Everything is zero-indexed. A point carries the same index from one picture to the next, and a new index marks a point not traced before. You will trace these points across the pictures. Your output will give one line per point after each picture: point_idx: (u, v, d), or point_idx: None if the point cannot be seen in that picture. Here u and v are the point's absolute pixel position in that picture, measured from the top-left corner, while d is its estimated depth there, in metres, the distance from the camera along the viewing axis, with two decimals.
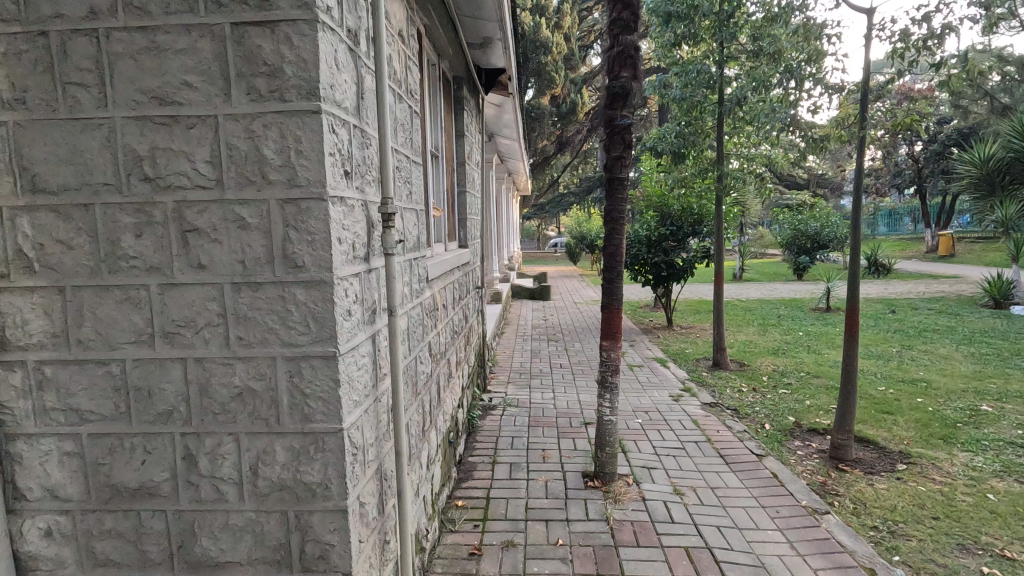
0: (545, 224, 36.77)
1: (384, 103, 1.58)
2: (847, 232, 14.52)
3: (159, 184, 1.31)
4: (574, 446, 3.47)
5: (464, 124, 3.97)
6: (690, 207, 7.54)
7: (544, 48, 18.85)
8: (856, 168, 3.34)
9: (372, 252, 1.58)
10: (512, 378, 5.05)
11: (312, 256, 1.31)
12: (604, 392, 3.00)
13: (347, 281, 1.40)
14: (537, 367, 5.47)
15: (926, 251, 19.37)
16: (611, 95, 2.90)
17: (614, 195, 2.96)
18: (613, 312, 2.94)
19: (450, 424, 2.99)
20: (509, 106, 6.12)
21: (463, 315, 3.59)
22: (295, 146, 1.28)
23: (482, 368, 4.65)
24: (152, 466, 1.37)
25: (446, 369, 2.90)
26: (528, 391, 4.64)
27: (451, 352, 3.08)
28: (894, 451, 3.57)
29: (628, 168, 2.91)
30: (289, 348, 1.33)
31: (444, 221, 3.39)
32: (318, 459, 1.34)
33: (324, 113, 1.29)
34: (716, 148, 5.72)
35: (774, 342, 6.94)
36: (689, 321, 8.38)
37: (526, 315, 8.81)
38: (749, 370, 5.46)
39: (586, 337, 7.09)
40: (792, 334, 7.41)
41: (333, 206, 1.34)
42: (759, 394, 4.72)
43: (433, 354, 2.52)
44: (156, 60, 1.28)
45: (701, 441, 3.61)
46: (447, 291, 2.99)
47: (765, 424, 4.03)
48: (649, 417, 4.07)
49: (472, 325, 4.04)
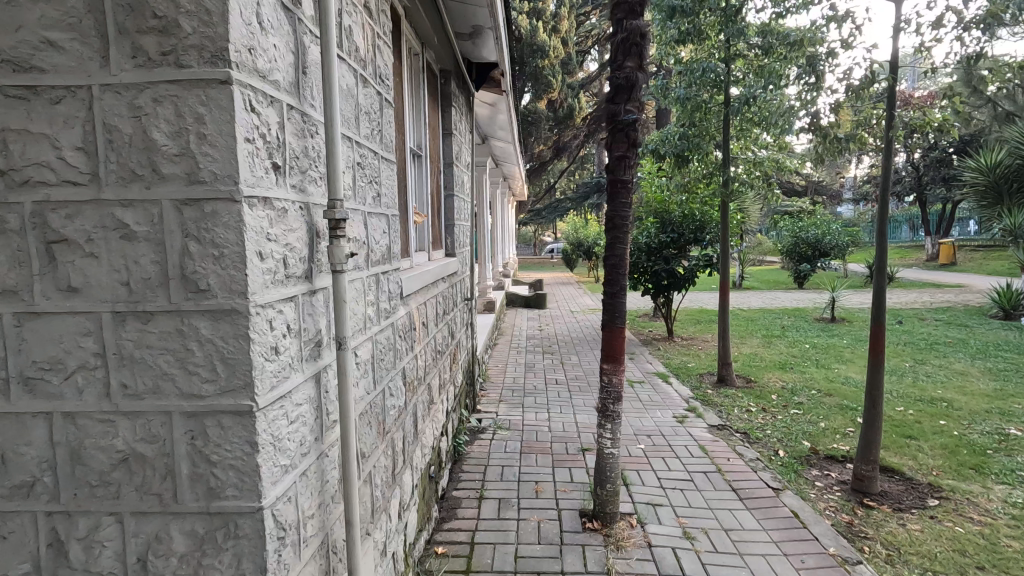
0: (542, 229, 36.47)
1: (332, 80, 1.24)
2: (849, 239, 14.25)
3: (12, 179, 0.96)
4: (571, 478, 3.13)
5: (452, 123, 3.65)
6: (692, 214, 7.23)
7: (541, 52, 18.54)
8: (883, 173, 3.00)
9: (315, 268, 1.24)
10: (504, 395, 4.71)
11: (219, 277, 0.97)
12: (604, 422, 2.66)
13: (274, 309, 1.06)
14: (532, 383, 5.13)
15: (927, 259, 19.13)
16: (615, 87, 2.57)
17: (616, 201, 2.63)
18: (615, 332, 2.61)
19: (431, 457, 2.65)
20: (503, 106, 5.79)
21: (448, 332, 3.25)
22: (196, 128, 0.94)
23: (472, 387, 4.30)
24: (8, 555, 1.02)
25: (426, 396, 2.56)
26: (522, 412, 4.30)
27: (433, 376, 2.73)
28: (923, 483, 3.24)
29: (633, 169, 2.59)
30: (191, 400, 0.99)
31: (427, 227, 3.07)
32: (229, 548, 1.01)
33: (238, 84, 0.96)
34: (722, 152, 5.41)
35: (781, 355, 6.62)
36: (690, 332, 8.06)
37: (521, 325, 8.46)
38: (756, 388, 5.13)
39: (583, 350, 6.75)
40: (798, 347, 7.10)
41: (254, 210, 1.00)
42: (769, 415, 4.40)
43: (408, 381, 2.18)
44: (8, 10, 0.94)
45: (710, 471, 3.28)
46: (428, 308, 2.66)
47: (779, 450, 3.70)
48: (652, 443, 3.73)
49: (459, 340, 3.70)
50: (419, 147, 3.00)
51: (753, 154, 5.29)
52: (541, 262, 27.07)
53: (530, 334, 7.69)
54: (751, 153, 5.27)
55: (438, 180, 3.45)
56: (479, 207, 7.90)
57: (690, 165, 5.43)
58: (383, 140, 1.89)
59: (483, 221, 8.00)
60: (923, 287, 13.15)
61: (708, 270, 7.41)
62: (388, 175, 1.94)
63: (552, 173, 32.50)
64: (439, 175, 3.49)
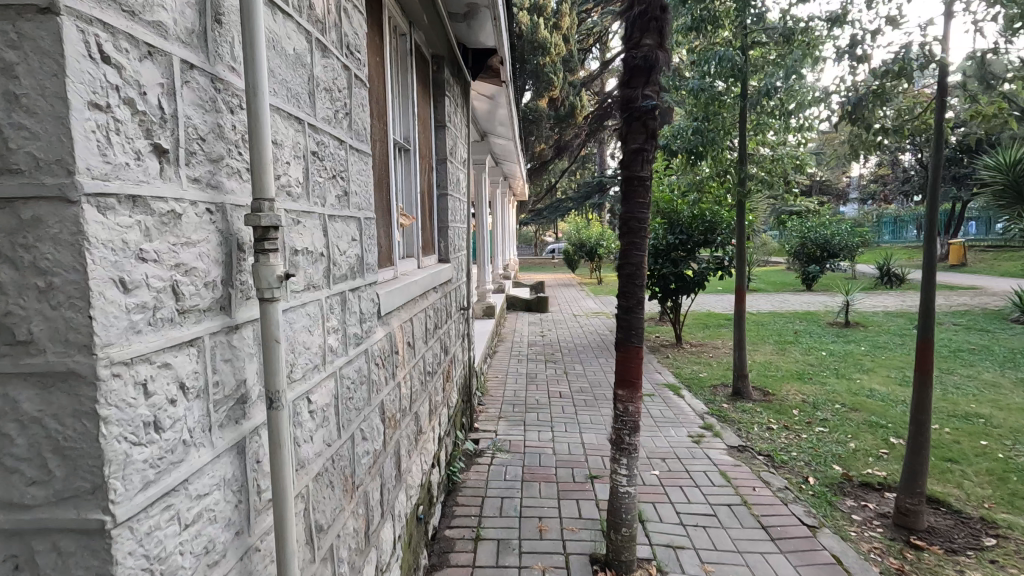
0: (543, 229, 36.09)
1: (255, 31, 0.88)
2: (858, 240, 13.88)
3: None
4: (579, 514, 2.78)
5: (446, 114, 3.30)
6: (702, 215, 6.87)
7: (542, 50, 18.16)
8: (934, 169, 2.64)
9: (232, 295, 0.88)
10: (504, 411, 4.36)
11: (49, 321, 0.61)
12: (619, 457, 2.31)
13: (153, 362, 0.71)
14: (534, 397, 4.77)
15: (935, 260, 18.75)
16: (631, 68, 2.21)
17: (631, 201, 2.27)
18: (631, 352, 2.26)
19: (419, 497, 2.29)
20: (502, 100, 5.42)
21: (441, 348, 2.90)
22: (3, 85, 0.59)
23: (468, 403, 3.95)
24: None
25: (413, 428, 2.21)
26: (524, 431, 3.94)
27: (421, 402, 2.38)
28: (974, 517, 2.89)
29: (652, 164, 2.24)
30: (11, 512, 0.64)
31: (415, 229, 2.72)
32: None
33: (71, 17, 0.60)
34: (737, 148, 5.06)
35: (797, 364, 6.25)
36: (699, 338, 7.70)
37: (522, 330, 8.11)
38: (776, 402, 4.77)
39: (588, 358, 6.39)
40: (814, 355, 6.73)
41: (110, 215, 0.65)
42: (792, 434, 4.04)
43: (387, 417, 1.83)
44: None
45: (735, 504, 2.93)
46: (416, 325, 2.30)
47: (808, 476, 3.34)
48: (668, 468, 3.38)
49: (454, 355, 3.34)
50: (405, 140, 2.66)
51: (771, 150, 4.93)
52: (542, 262, 26.71)
53: (532, 341, 7.33)
54: (769, 149, 4.91)
55: (429, 178, 3.10)
56: (479, 209, 7.53)
57: (703, 163, 5.07)
58: (352, 126, 1.53)
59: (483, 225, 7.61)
60: (935, 290, 12.75)
61: (719, 273, 7.05)
62: (359, 169, 1.58)
63: (553, 172, 32.12)
64: (430, 172, 3.14)
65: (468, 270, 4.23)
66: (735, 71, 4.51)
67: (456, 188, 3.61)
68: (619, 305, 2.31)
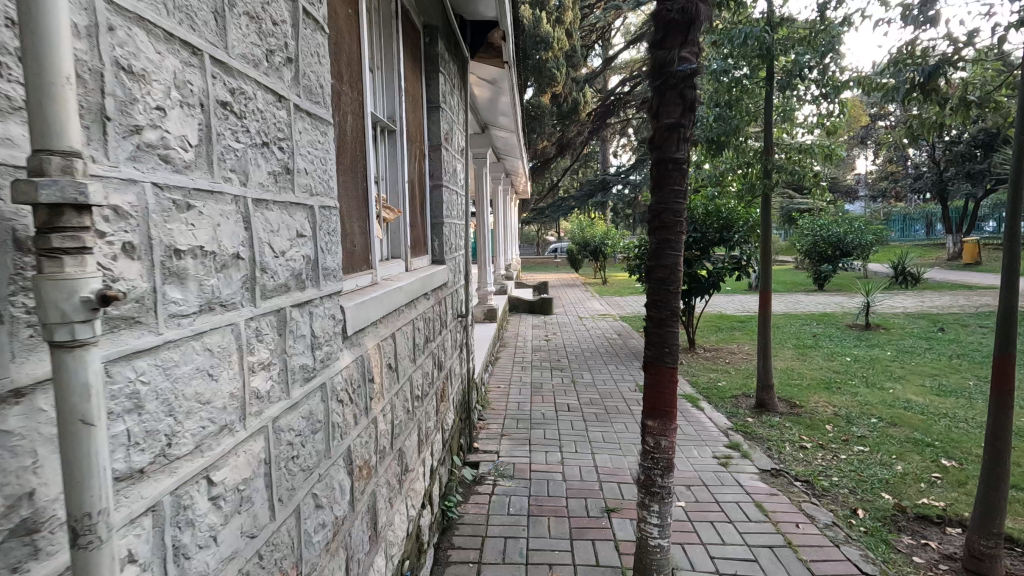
0: (546, 228, 35.62)
1: None
2: (872, 238, 13.41)
3: None
4: (596, 560, 2.36)
5: (441, 94, 2.88)
6: (717, 211, 6.45)
7: (545, 44, 17.70)
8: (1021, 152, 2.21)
9: None
10: (508, 428, 3.95)
11: None
12: (648, 501, 1.89)
13: None
14: (539, 410, 4.36)
15: (948, 259, 18.26)
16: (664, 24, 1.79)
17: (664, 189, 1.85)
18: (664, 375, 1.84)
19: (405, 552, 1.88)
20: (504, 85, 4.98)
21: (433, 365, 2.48)
22: None
23: (467, 420, 3.53)
24: None
25: (397, 469, 1.80)
26: (530, 452, 3.53)
27: (408, 435, 1.97)
28: None
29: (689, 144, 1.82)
30: None
31: (401, 226, 2.30)
32: None
33: None
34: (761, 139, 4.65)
35: (822, 371, 5.82)
36: (713, 342, 7.27)
37: (526, 334, 7.69)
38: (805, 416, 4.35)
39: (597, 365, 5.97)
40: (838, 360, 6.29)
41: None
42: (830, 455, 3.61)
43: (358, 466, 1.41)
44: None
45: (777, 544, 2.51)
46: (401, 341, 1.89)
47: (856, 507, 2.92)
48: (694, 498, 2.96)
49: (450, 370, 2.93)
50: (388, 118, 2.24)
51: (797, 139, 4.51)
52: (545, 262, 26.27)
53: (536, 346, 6.92)
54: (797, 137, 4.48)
55: (421, 166, 2.68)
56: (480, 206, 7.10)
57: (724, 155, 4.66)
58: (303, 82, 1.12)
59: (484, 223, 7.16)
60: (954, 289, 12.27)
61: (735, 273, 6.62)
62: (312, 140, 1.17)
63: (556, 171, 31.67)
64: (422, 159, 2.72)
65: (468, 272, 3.82)
66: (763, 50, 4.08)
67: (452, 179, 3.19)
68: (648, 316, 1.90)
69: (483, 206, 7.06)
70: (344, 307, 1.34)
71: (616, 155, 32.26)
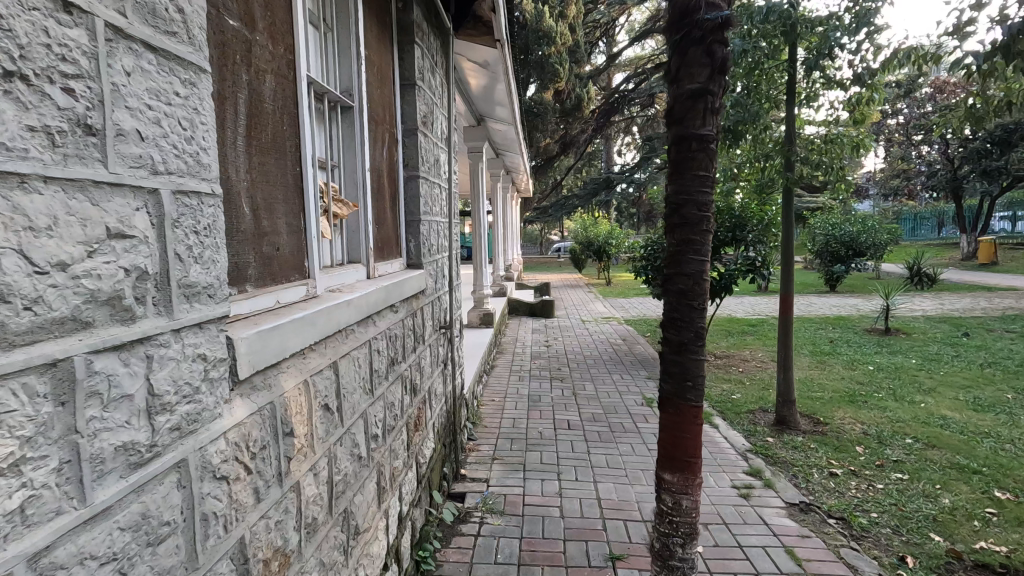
0: (549, 227, 35.16)
1: None
2: (887, 237, 12.92)
3: None
4: None
5: (417, 69, 2.46)
6: (730, 209, 6.03)
7: (547, 39, 17.23)
8: None
9: None
10: (501, 450, 3.54)
11: None
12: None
13: None
14: (537, 428, 3.94)
15: (963, 258, 17.71)
16: None
17: (683, 175, 1.43)
18: (686, 417, 1.44)
19: None
20: (500, 71, 4.56)
21: (404, 391, 2.08)
22: None
23: (453, 444, 3.13)
24: None
25: (340, 538, 1.40)
26: (524, 481, 3.12)
27: (361, 487, 1.56)
28: None
29: (717, 117, 1.41)
30: None
31: (359, 222, 1.90)
32: None
33: None
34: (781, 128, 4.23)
35: (843, 382, 5.38)
36: (724, 349, 6.83)
37: (525, 340, 7.27)
38: (831, 436, 3.92)
39: (600, 374, 5.55)
40: (860, 369, 5.84)
41: None
42: (864, 484, 3.19)
43: (262, 562, 1.00)
44: None
45: None
46: (348, 370, 1.48)
47: (902, 553, 2.50)
48: (712, 541, 2.55)
49: (428, 392, 2.52)
50: (344, 92, 1.84)
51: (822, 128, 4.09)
52: (548, 261, 25.85)
53: (537, 352, 6.51)
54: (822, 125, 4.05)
55: (391, 153, 2.28)
56: (476, 204, 6.69)
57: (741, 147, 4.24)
58: None
59: (480, 223, 6.74)
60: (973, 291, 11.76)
61: (749, 276, 6.19)
62: (156, 87, 0.76)
63: (559, 169, 31.21)
64: (394, 145, 2.32)
65: (456, 277, 3.41)
66: (787, 27, 3.65)
67: (433, 170, 2.78)
68: (665, 338, 1.48)
69: (480, 204, 6.64)
70: (229, 337, 0.93)
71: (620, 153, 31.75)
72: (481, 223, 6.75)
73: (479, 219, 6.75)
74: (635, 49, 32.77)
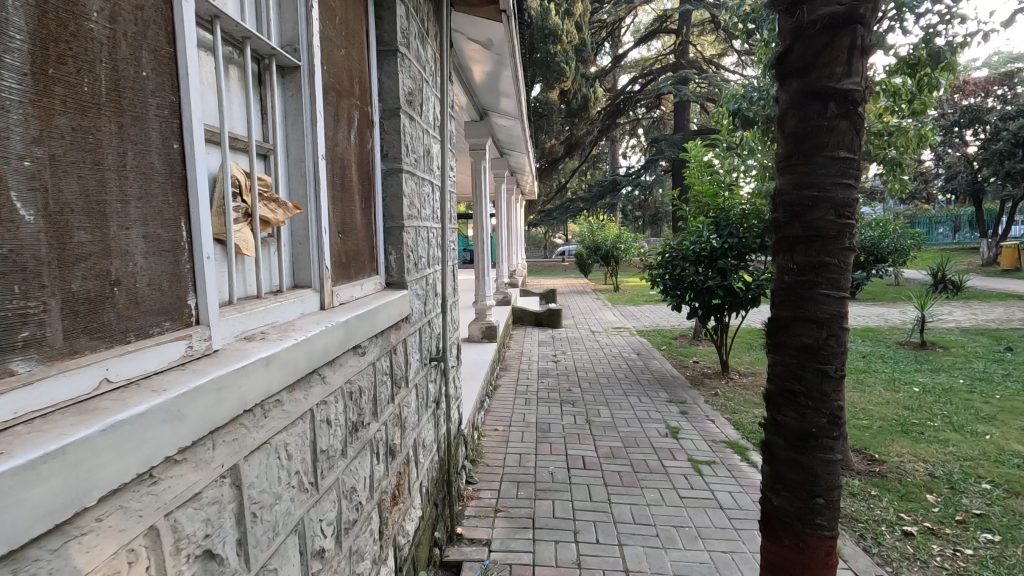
0: (554, 231, 34.61)
1: None
2: (907, 242, 12.38)
3: None
4: None
5: (400, 32, 1.91)
6: (758, 214, 5.55)
7: (553, 38, 16.75)
8: None
9: None
10: (505, 500, 2.97)
11: None
12: None
13: None
14: (547, 468, 3.38)
15: (982, 264, 17.11)
16: None
17: (810, 159, 1.04)
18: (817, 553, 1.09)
19: None
20: (506, 55, 4.03)
21: (373, 463, 1.51)
22: None
23: (447, 498, 2.57)
24: None
25: None
26: (533, 545, 2.55)
27: None
28: None
29: (861, 69, 1.01)
30: None
31: (308, 230, 1.35)
32: None
33: None
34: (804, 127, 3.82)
35: (889, 407, 4.80)
36: (748, 365, 6.27)
37: (531, 354, 6.71)
38: (892, 480, 3.34)
39: (616, 396, 4.99)
40: (903, 391, 5.26)
41: None
42: (949, 548, 2.60)
43: None
44: None
45: None
46: (264, 469, 0.92)
47: None
48: None
49: (412, 449, 1.95)
50: (283, 48, 1.29)
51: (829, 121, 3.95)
52: (552, 266, 25.30)
53: (543, 368, 5.96)
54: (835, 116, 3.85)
55: (363, 138, 1.73)
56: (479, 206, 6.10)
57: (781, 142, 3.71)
58: None
59: (484, 228, 6.13)
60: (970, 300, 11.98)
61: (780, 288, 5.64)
62: None
63: (563, 173, 30.72)
64: (368, 128, 1.77)
65: (453, 294, 2.86)
66: None
67: (423, 163, 2.22)
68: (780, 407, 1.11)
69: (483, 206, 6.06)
70: None
71: (626, 156, 31.24)
72: (484, 227, 6.12)
73: (482, 222, 6.13)
74: (641, 52, 32.34)
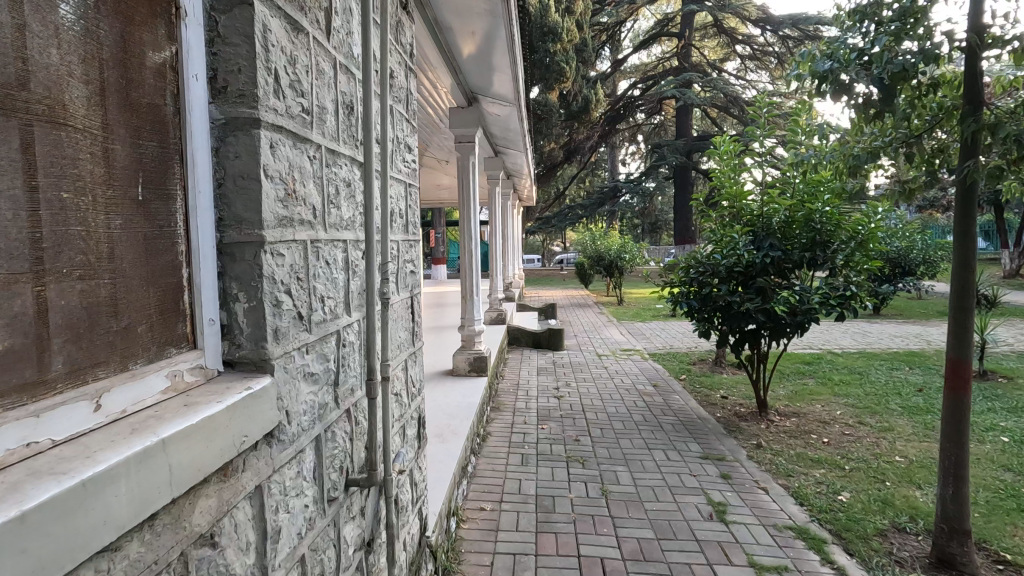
0: (552, 240, 33.74)
1: None
2: (935, 253, 11.46)
3: None
4: None
5: None
6: (807, 223, 4.54)
7: (553, 36, 15.81)
8: None
9: None
10: None
11: None
12: None
13: None
14: None
15: (1003, 276, 16.23)
16: None
17: None
18: None
19: None
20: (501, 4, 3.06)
21: None
22: None
23: None
24: None
25: None
26: None
27: None
28: None
29: None
30: None
31: None
32: None
33: None
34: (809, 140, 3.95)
35: (984, 467, 3.78)
36: (787, 403, 5.27)
37: (530, 385, 5.70)
38: None
39: (636, 449, 3.98)
40: (988, 441, 4.26)
41: None
42: None
43: None
44: None
45: None
46: None
47: None
48: None
49: None
50: None
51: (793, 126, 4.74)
52: (552, 275, 24.38)
53: (544, 408, 4.92)
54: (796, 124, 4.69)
55: (126, 40, 0.72)
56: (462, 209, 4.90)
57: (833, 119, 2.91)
58: None
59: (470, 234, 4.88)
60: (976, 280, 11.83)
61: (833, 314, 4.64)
62: None
63: (562, 179, 29.81)
64: (145, 15, 0.75)
65: (407, 345, 1.82)
66: None
67: (332, 124, 1.19)
68: None
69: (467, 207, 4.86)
70: None
71: (625, 163, 30.40)
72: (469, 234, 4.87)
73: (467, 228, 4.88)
74: (641, 58, 31.65)
